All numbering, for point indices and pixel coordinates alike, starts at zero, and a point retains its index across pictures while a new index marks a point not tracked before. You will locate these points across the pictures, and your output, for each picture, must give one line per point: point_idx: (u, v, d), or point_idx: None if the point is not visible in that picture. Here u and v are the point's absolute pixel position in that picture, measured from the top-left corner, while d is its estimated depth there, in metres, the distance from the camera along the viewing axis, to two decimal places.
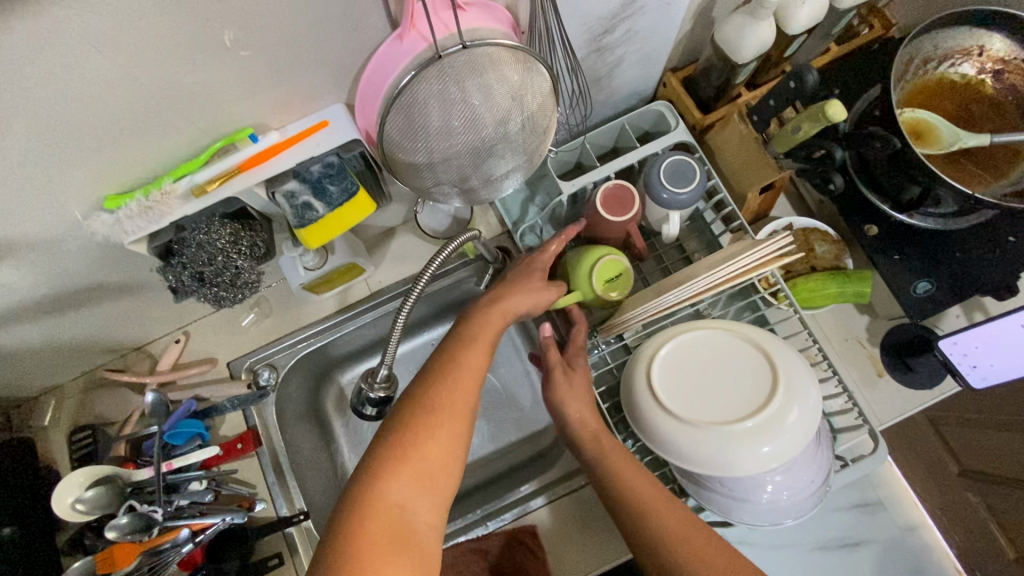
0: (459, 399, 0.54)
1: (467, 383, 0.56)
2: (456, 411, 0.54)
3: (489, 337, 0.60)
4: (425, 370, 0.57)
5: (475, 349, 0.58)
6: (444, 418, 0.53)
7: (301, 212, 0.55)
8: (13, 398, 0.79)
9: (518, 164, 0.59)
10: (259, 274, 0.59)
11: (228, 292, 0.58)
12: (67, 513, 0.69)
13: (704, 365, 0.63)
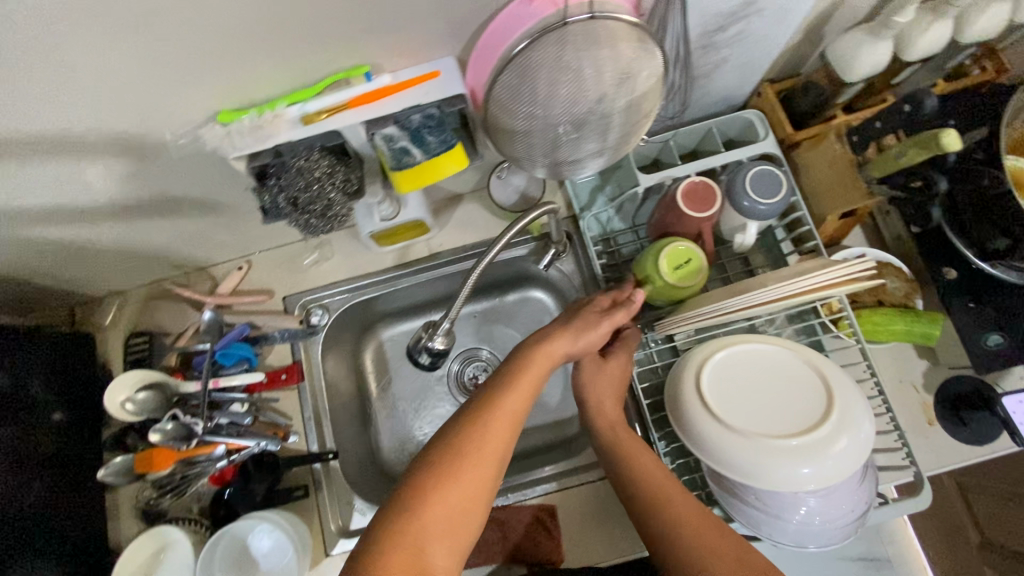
0: (490, 442, 0.53)
1: (503, 427, 0.54)
2: (486, 457, 0.52)
3: (536, 377, 0.59)
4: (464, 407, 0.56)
5: (517, 392, 0.56)
6: (473, 463, 0.51)
7: (399, 156, 0.54)
8: (82, 295, 0.82)
9: (608, 148, 0.59)
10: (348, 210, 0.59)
11: (317, 221, 0.58)
12: (116, 411, 0.73)
13: (755, 377, 0.63)
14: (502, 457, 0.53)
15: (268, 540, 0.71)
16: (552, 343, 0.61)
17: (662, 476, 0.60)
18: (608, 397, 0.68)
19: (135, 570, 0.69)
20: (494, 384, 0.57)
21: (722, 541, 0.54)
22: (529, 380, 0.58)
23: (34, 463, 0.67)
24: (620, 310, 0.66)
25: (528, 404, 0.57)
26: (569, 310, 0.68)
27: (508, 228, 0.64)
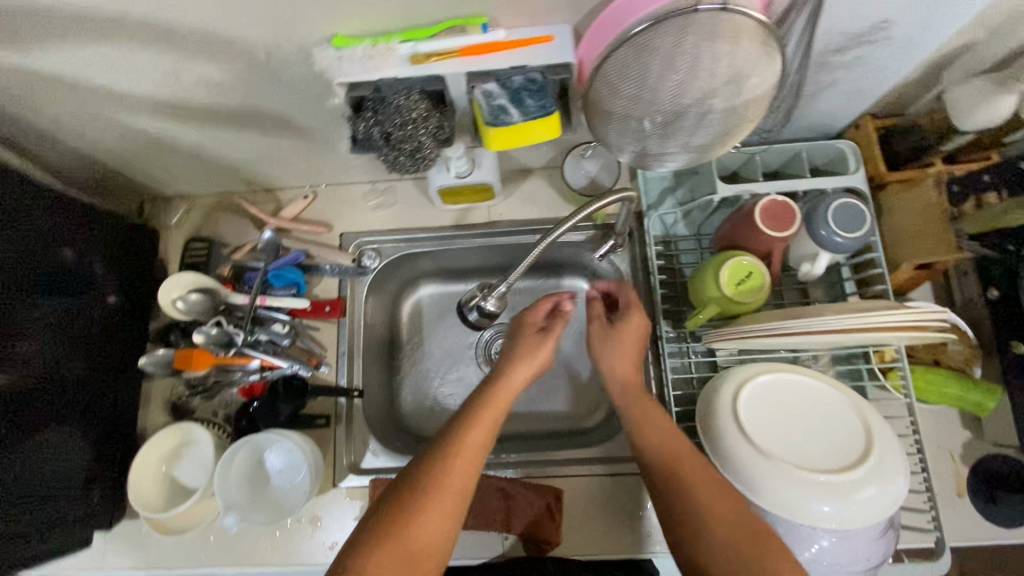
0: (450, 484, 0.55)
1: (464, 467, 0.56)
2: (448, 495, 0.55)
3: (496, 418, 0.61)
4: (423, 454, 0.58)
5: (476, 431, 0.59)
6: (434, 501, 0.54)
7: (496, 113, 0.54)
8: (153, 191, 0.86)
9: (700, 147, 0.58)
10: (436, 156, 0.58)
11: (404, 161, 0.57)
12: (167, 307, 0.76)
13: (794, 408, 0.62)
14: (466, 494, 0.56)
15: (280, 458, 0.73)
16: (517, 375, 0.65)
17: (688, 454, 0.59)
18: (620, 358, 0.69)
19: (156, 457, 0.73)
20: (454, 425, 0.60)
21: (740, 528, 0.53)
22: (485, 420, 0.60)
23: (81, 335, 0.71)
24: (557, 321, 0.72)
25: (491, 439, 0.60)
26: (511, 333, 0.74)
27: (583, 206, 0.63)
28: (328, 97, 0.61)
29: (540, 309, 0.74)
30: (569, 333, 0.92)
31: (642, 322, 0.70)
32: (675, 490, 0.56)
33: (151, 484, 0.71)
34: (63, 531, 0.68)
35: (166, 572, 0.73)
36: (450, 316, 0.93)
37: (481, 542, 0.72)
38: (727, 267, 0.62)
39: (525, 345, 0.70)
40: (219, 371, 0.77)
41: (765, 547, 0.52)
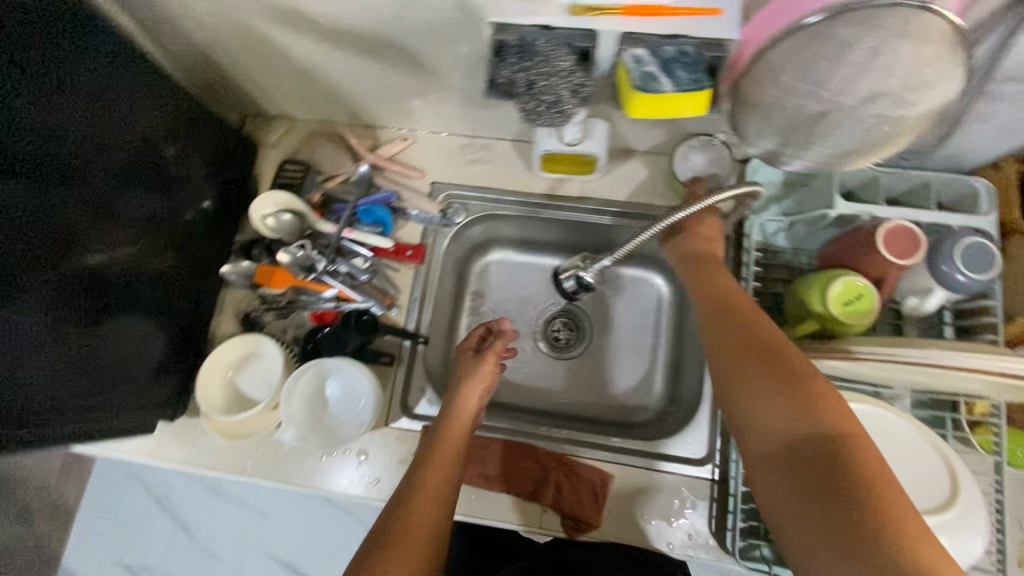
0: (418, 520, 0.56)
1: (433, 504, 0.58)
2: (425, 524, 0.56)
3: (455, 455, 0.65)
4: (391, 501, 0.59)
5: (435, 469, 0.62)
6: (412, 528, 0.55)
7: (646, 80, 0.54)
8: (258, 107, 0.87)
9: (840, 155, 0.55)
10: (573, 111, 0.56)
11: (540, 111, 0.56)
12: (257, 222, 0.78)
13: (873, 444, 0.60)
14: (437, 537, 0.56)
15: (339, 387, 0.74)
16: (465, 401, 0.71)
17: (750, 310, 0.58)
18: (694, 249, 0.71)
19: (224, 362, 0.75)
20: (416, 473, 0.62)
21: (785, 372, 0.51)
22: (444, 456, 0.64)
23: (168, 230, 0.72)
24: (500, 339, 0.77)
25: (452, 478, 0.63)
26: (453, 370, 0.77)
27: (702, 199, 0.59)
28: (462, 37, 0.60)
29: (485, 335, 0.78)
30: (634, 324, 0.90)
31: (714, 226, 0.72)
32: (741, 354, 0.54)
33: (216, 386, 0.74)
34: (136, 412, 0.71)
35: (215, 472, 0.75)
36: (518, 285, 0.92)
37: (521, 510, 0.72)
38: (842, 280, 0.59)
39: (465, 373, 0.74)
40: (296, 292, 0.79)
41: (808, 388, 0.49)
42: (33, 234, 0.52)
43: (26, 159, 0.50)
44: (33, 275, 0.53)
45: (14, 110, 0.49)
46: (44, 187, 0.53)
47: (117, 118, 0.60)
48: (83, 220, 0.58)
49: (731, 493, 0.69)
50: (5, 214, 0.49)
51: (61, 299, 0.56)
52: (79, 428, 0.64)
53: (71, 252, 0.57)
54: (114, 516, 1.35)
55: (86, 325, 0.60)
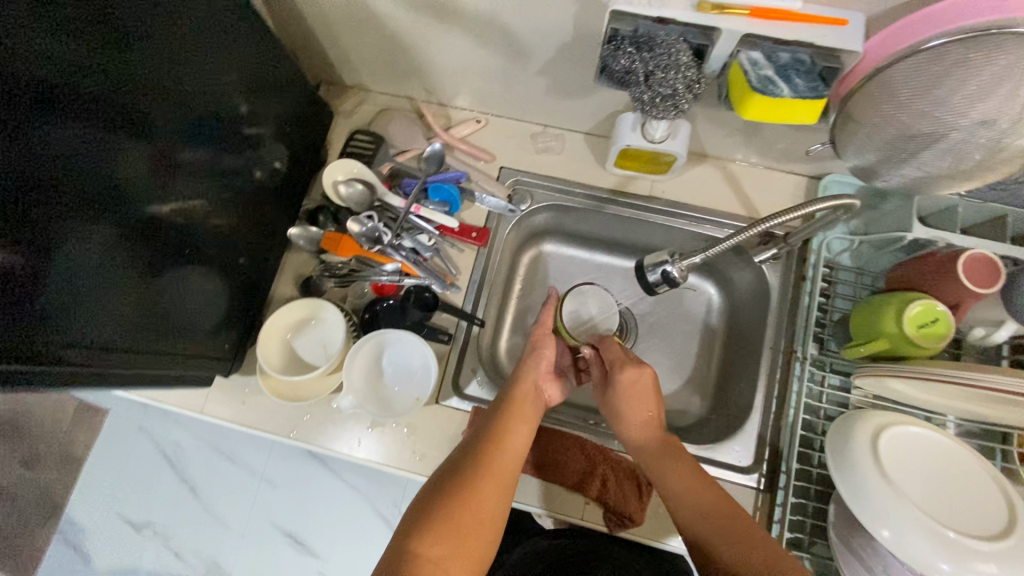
0: (490, 471, 0.57)
1: (504, 461, 0.59)
2: (502, 477, 0.58)
3: (530, 414, 0.66)
4: (467, 445, 0.61)
5: (513, 425, 0.63)
6: (489, 478, 0.57)
7: (766, 83, 0.52)
8: (336, 75, 0.87)
9: (937, 177, 0.55)
10: (685, 108, 0.55)
11: (652, 105, 0.56)
12: (327, 189, 0.78)
13: (931, 465, 0.61)
14: (506, 488, 0.57)
15: (394, 360, 0.75)
16: (535, 365, 0.72)
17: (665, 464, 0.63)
18: (633, 415, 0.69)
19: (284, 324, 0.75)
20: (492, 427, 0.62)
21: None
22: (520, 416, 0.64)
23: (239, 181, 0.71)
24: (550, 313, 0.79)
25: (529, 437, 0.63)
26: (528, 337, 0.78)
27: (803, 206, 0.59)
28: (567, 22, 0.61)
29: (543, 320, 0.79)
30: (682, 329, 0.90)
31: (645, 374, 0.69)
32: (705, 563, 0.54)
33: (272, 346, 0.74)
34: (199, 360, 0.71)
35: (262, 432, 0.75)
36: (568, 278, 0.92)
37: (562, 500, 0.72)
38: (922, 301, 0.60)
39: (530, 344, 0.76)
40: (358, 262, 0.79)
41: None
42: (112, 163, 0.52)
43: (109, 85, 0.50)
44: (112, 205, 0.53)
45: (98, 35, 0.48)
46: (119, 125, 0.52)
47: (194, 54, 0.59)
48: (161, 157, 0.58)
49: (778, 503, 0.69)
50: (84, 140, 0.48)
51: (139, 234, 0.57)
52: (155, 373, 0.64)
53: (149, 188, 0.57)
54: (121, 470, 1.33)
55: (158, 264, 0.60)
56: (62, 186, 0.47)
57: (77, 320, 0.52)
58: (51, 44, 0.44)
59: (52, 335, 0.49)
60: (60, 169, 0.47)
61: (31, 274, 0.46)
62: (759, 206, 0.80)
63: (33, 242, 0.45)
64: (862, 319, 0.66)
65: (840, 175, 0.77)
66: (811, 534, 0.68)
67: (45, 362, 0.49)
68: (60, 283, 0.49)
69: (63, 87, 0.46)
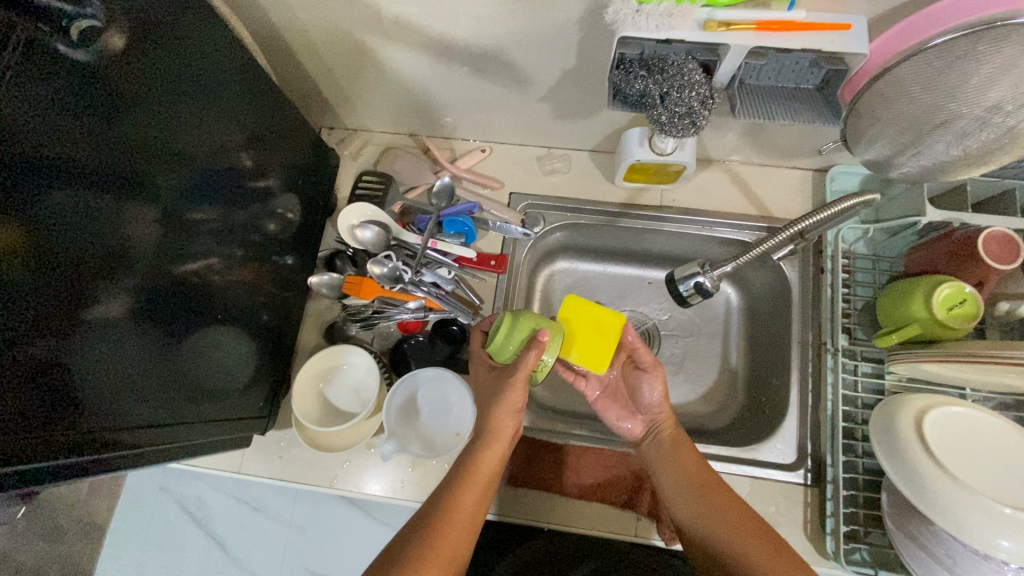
0: (448, 540, 0.56)
1: (461, 526, 0.57)
2: (458, 540, 0.56)
3: (491, 473, 0.62)
4: (424, 508, 0.59)
5: (471, 488, 0.60)
6: (432, 562, 0.54)
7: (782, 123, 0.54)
8: (337, 119, 0.88)
9: (949, 164, 0.56)
10: (703, 123, 0.56)
11: (671, 122, 0.56)
12: (345, 233, 0.79)
13: (980, 443, 0.61)
14: (462, 553, 0.56)
15: (429, 397, 0.74)
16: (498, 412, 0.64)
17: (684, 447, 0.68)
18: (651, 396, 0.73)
19: (316, 373, 0.75)
20: (442, 496, 0.59)
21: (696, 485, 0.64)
22: (478, 482, 0.61)
23: (252, 238, 0.71)
24: (533, 352, 0.61)
25: (484, 498, 0.61)
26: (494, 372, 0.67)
27: (829, 207, 0.61)
28: (570, 50, 0.62)
29: (527, 362, 0.61)
30: (705, 332, 0.90)
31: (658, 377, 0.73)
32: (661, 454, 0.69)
33: (306, 398, 0.73)
34: (237, 424, 0.70)
35: (305, 485, 0.75)
36: (585, 293, 0.92)
37: (610, 519, 0.72)
38: (952, 283, 0.61)
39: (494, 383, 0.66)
40: (380, 303, 0.79)
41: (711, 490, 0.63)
42: (121, 233, 0.49)
43: (124, 155, 0.49)
44: (113, 287, 0.49)
45: (109, 96, 0.46)
46: (135, 198, 0.51)
47: (203, 115, 0.58)
48: (169, 227, 0.56)
49: (829, 497, 0.69)
50: (83, 216, 0.45)
51: (143, 307, 0.53)
52: (176, 447, 0.60)
53: (156, 261, 0.55)
54: (147, 532, 1.31)
55: (167, 336, 0.57)
56: (68, 260, 0.45)
57: (104, 403, 0.50)
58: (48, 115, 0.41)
59: (58, 426, 0.45)
60: (67, 244, 0.44)
61: (31, 368, 0.42)
62: (769, 204, 0.81)
63: (53, 329, 0.44)
64: (891, 306, 0.67)
65: (845, 166, 0.78)
66: (865, 524, 0.68)
67: (55, 453, 0.45)
68: (85, 367, 0.47)
69: (87, 162, 0.45)
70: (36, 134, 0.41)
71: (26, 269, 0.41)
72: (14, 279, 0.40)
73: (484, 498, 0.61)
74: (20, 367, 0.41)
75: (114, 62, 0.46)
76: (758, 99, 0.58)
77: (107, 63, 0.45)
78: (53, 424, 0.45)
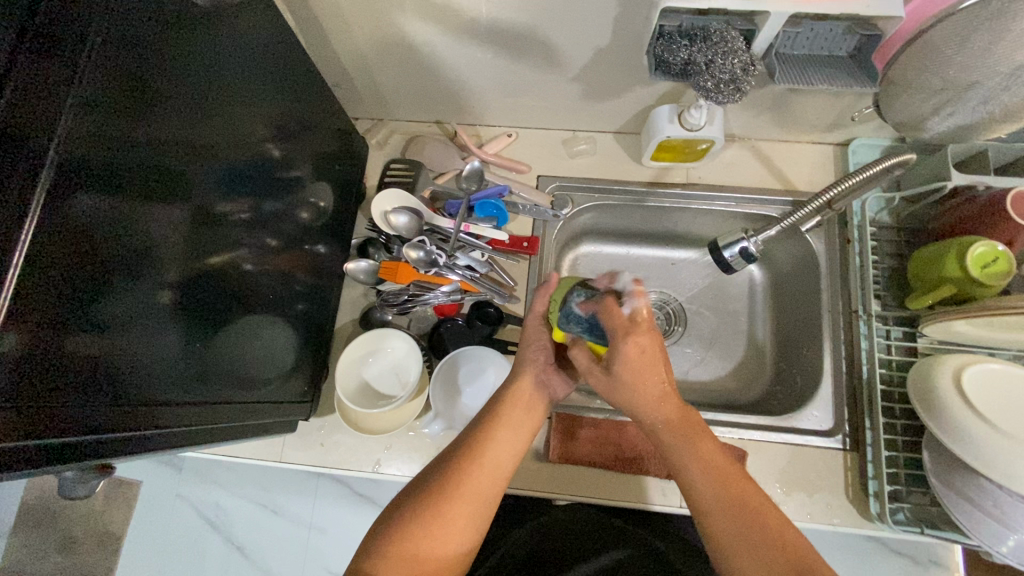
0: (463, 490, 0.55)
1: (484, 477, 0.57)
2: (476, 492, 0.55)
3: (524, 418, 0.63)
4: (448, 453, 0.59)
5: (497, 437, 0.60)
6: (455, 502, 0.54)
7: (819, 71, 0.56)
8: (363, 109, 0.89)
9: (975, 123, 0.59)
10: (748, 88, 0.57)
11: (716, 90, 0.57)
12: (378, 220, 0.79)
13: (1019, 398, 0.62)
14: (478, 504, 0.55)
15: (470, 376, 0.76)
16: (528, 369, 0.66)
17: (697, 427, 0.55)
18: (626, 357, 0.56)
19: (356, 360, 0.75)
20: (472, 438, 0.60)
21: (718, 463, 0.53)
22: (507, 427, 0.61)
23: (289, 226, 0.71)
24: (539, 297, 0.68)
25: (513, 454, 0.60)
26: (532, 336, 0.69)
27: (853, 177, 0.65)
28: (605, 27, 0.64)
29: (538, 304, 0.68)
30: (731, 310, 0.92)
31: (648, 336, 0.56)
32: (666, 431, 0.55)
33: (351, 382, 0.74)
34: (281, 407, 0.71)
35: (348, 471, 0.75)
36: (612, 275, 0.93)
37: (655, 491, 0.73)
38: (984, 242, 0.63)
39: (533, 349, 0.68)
40: (416, 288, 0.79)
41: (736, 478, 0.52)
42: (169, 216, 0.49)
43: (164, 138, 0.48)
44: (158, 274, 0.49)
45: (155, 79, 0.47)
46: (174, 185, 0.50)
47: (237, 97, 0.58)
48: (205, 217, 0.55)
49: (869, 460, 0.70)
50: (131, 201, 0.45)
51: (186, 292, 0.53)
52: (215, 433, 0.60)
53: (197, 248, 0.54)
54: (167, 539, 1.30)
55: (208, 324, 0.57)
56: (129, 240, 0.45)
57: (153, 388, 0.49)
58: (94, 98, 0.41)
59: (112, 406, 0.44)
60: (120, 224, 0.44)
61: (84, 342, 0.41)
62: (793, 178, 0.83)
63: (104, 320, 0.43)
64: (923, 269, 0.69)
65: (866, 139, 0.80)
66: (907, 484, 0.69)
67: (112, 431, 0.45)
68: (133, 353, 0.46)
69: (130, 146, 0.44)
70: (95, 106, 0.42)
71: (80, 256, 0.40)
72: (66, 268, 0.39)
73: (516, 444, 0.61)
74: (76, 359, 0.40)
75: (162, 47, 0.47)
76: (794, 67, 0.60)
77: (138, 41, 0.45)
78: (108, 410, 0.44)
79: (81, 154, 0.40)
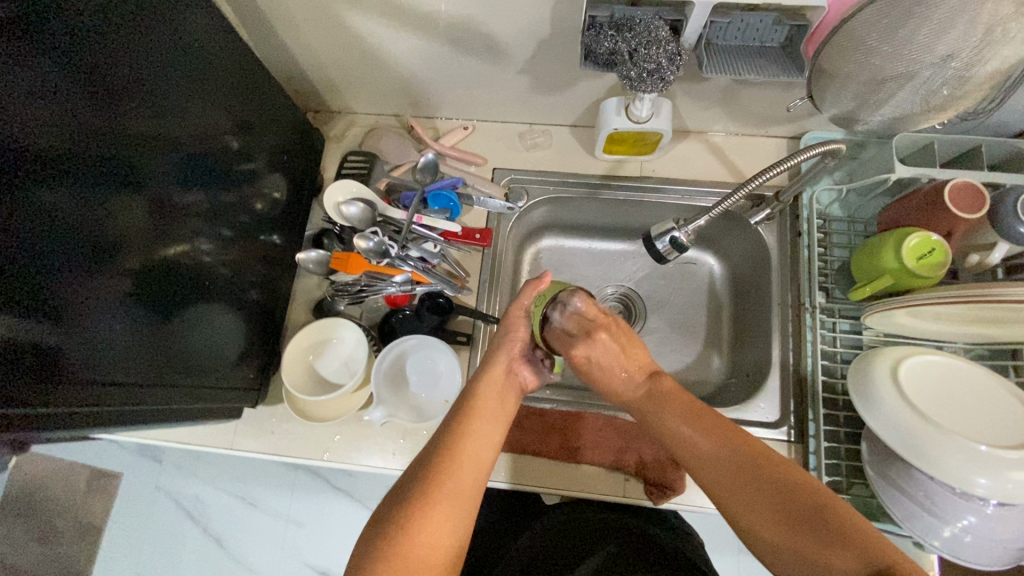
0: (455, 485, 0.54)
1: (468, 469, 0.55)
2: (464, 484, 0.54)
3: (497, 408, 0.63)
4: (430, 449, 0.57)
5: (475, 428, 0.59)
6: (445, 496, 0.52)
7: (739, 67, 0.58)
8: (323, 102, 0.90)
9: (909, 115, 0.59)
10: (672, 79, 0.58)
11: (641, 79, 0.57)
12: (331, 210, 0.80)
13: (953, 390, 0.62)
14: (469, 496, 0.54)
15: (418, 366, 0.76)
16: (499, 360, 0.67)
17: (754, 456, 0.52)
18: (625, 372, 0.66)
19: (305, 348, 0.76)
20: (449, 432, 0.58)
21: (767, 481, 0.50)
22: (481, 417, 0.61)
23: (239, 216, 0.72)
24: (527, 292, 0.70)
25: (493, 443, 0.59)
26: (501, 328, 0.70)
27: (791, 158, 0.63)
28: (545, 18, 0.64)
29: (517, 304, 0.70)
30: (689, 303, 0.92)
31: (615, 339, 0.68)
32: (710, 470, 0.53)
33: (298, 371, 0.75)
34: (227, 394, 0.72)
35: (297, 459, 0.76)
36: (571, 268, 0.94)
37: (601, 481, 0.73)
38: (919, 233, 0.63)
39: (507, 344, 0.68)
40: (367, 278, 0.80)
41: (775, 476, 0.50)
42: (112, 201, 0.50)
43: (110, 128, 0.49)
44: (103, 261, 0.49)
45: (98, 61, 0.47)
46: (120, 174, 0.50)
47: (192, 89, 0.59)
48: (156, 208, 0.56)
49: (812, 451, 0.71)
50: (71, 189, 0.46)
51: (137, 280, 0.54)
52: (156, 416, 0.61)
53: (148, 236, 0.55)
54: (142, 530, 1.31)
55: (156, 311, 0.57)
56: (61, 222, 0.45)
57: (86, 370, 0.50)
58: (32, 88, 0.42)
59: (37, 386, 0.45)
60: (58, 212, 0.45)
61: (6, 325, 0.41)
62: (746, 172, 0.83)
63: (34, 304, 0.44)
64: (863, 262, 0.69)
65: (818, 132, 0.80)
66: (848, 476, 0.69)
67: (34, 408, 0.45)
68: (65, 337, 0.47)
69: (72, 133, 0.45)
70: (34, 90, 0.42)
71: (10, 242, 0.41)
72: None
73: (493, 434, 0.60)
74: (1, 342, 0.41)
75: (104, 29, 0.47)
76: (727, 59, 0.60)
77: (87, 33, 0.46)
78: (31, 389, 0.44)
79: (19, 142, 0.41)
